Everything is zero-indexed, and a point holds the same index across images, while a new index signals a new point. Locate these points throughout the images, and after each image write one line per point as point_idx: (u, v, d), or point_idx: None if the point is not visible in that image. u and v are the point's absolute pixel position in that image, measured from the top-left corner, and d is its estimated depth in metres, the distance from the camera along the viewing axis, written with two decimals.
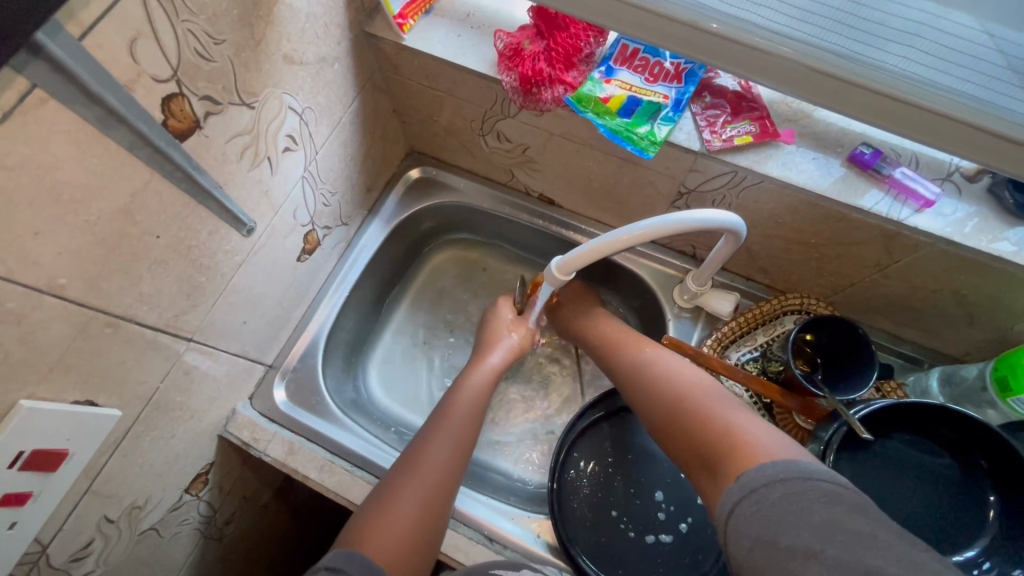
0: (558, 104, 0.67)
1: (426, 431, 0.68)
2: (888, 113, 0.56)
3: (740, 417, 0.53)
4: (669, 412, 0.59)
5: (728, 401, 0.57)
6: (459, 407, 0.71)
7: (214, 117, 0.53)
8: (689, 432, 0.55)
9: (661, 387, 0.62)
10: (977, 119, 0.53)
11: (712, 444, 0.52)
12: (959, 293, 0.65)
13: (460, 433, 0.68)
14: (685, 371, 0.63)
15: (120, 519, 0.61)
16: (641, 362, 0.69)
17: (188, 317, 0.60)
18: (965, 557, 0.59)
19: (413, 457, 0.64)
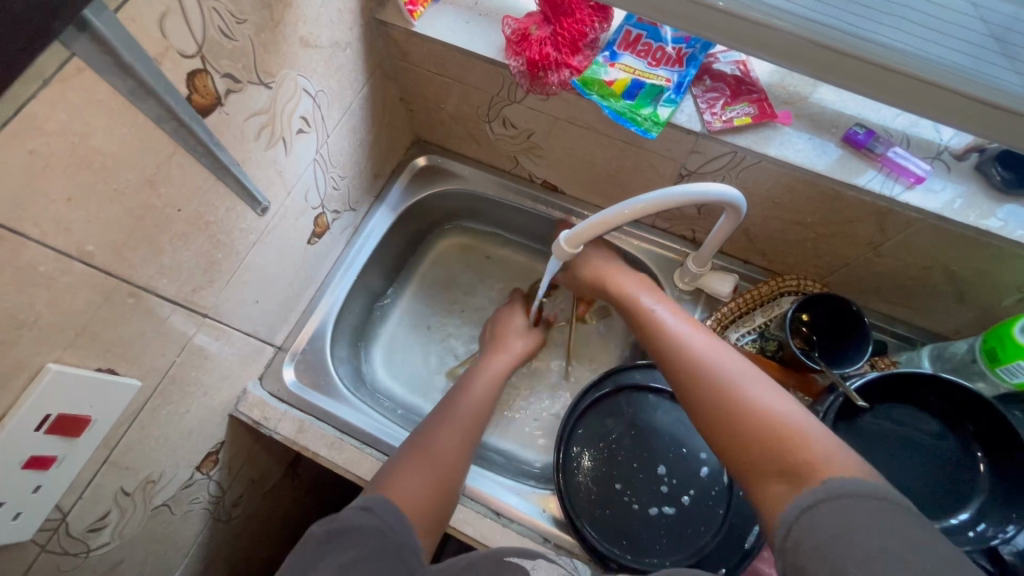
0: (564, 87, 0.69)
1: (431, 423, 0.72)
2: (880, 83, 0.56)
3: (786, 409, 0.53)
4: (700, 396, 0.58)
5: (765, 384, 0.56)
6: (461, 407, 0.75)
7: (235, 95, 0.58)
8: (730, 423, 0.54)
9: (685, 366, 0.61)
10: (963, 87, 0.53)
11: (761, 442, 0.51)
12: (949, 269, 0.68)
13: (462, 429, 0.72)
14: (711, 347, 0.62)
15: (135, 492, 0.68)
16: (660, 336, 0.66)
17: (204, 293, 0.66)
18: (959, 522, 0.61)
19: (420, 440, 0.69)
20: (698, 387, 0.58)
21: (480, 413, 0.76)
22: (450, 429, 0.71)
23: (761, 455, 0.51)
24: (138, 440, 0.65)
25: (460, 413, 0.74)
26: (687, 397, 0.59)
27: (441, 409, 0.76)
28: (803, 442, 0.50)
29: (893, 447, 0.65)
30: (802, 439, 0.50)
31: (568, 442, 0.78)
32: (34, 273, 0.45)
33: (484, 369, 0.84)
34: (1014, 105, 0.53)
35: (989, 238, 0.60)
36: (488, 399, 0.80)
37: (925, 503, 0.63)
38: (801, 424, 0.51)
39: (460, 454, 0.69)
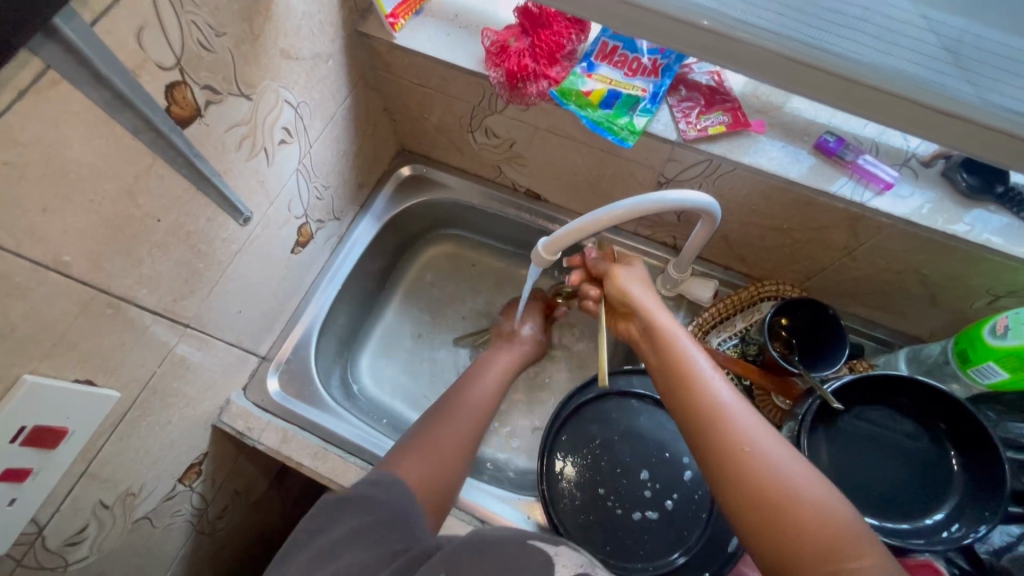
0: (543, 98, 0.70)
1: (429, 423, 0.69)
2: (843, 94, 0.58)
3: (824, 495, 0.47)
4: (727, 462, 0.50)
5: (798, 458, 0.50)
6: (465, 406, 0.73)
7: (214, 106, 0.58)
8: (761, 503, 0.48)
9: (710, 419, 0.53)
10: (920, 97, 0.55)
11: (794, 533, 0.46)
12: (921, 273, 0.69)
13: (465, 424, 0.70)
14: (740, 400, 0.54)
15: (114, 505, 0.68)
16: (682, 372, 0.58)
17: (185, 303, 0.66)
18: (934, 521, 0.62)
19: (424, 431, 0.67)
20: (724, 452, 0.51)
21: (483, 415, 0.74)
22: (453, 427, 0.69)
23: (784, 540, 0.46)
24: (117, 451, 0.65)
25: (464, 411, 0.72)
26: (710, 455, 0.52)
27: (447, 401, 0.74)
28: (832, 535, 0.45)
29: (869, 448, 0.67)
30: (829, 527, 0.45)
31: (552, 449, 0.78)
32: (9, 283, 0.45)
33: (484, 372, 0.81)
34: (955, 109, 0.55)
35: (957, 243, 0.62)
36: (494, 399, 0.77)
37: (899, 504, 0.64)
38: (840, 513, 0.46)
39: (458, 455, 0.66)
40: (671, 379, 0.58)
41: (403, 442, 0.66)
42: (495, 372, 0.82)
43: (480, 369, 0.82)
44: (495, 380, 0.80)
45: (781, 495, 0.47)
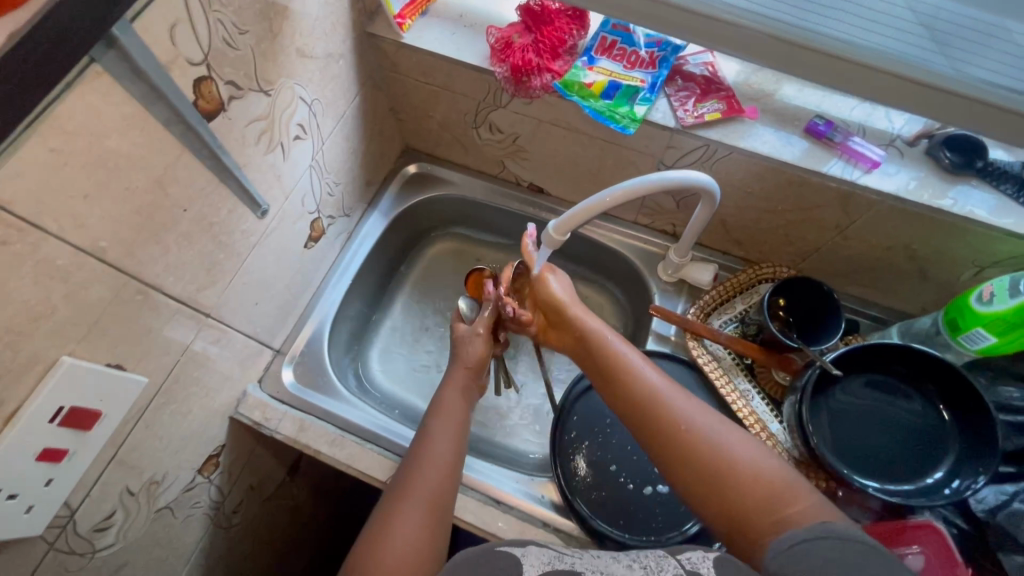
0: (546, 90, 0.74)
1: (385, 509, 0.59)
2: (831, 72, 0.62)
3: (756, 456, 0.54)
4: (673, 446, 0.56)
5: (729, 427, 0.57)
6: (418, 484, 0.61)
7: (236, 101, 0.61)
8: (709, 474, 0.54)
9: (652, 408, 0.59)
10: (902, 71, 0.59)
11: (741, 494, 0.52)
12: (910, 249, 0.73)
13: (422, 500, 0.59)
14: (670, 386, 0.61)
15: (139, 493, 0.70)
16: (619, 369, 0.64)
17: (207, 292, 0.68)
18: (935, 480, 0.65)
19: (381, 526, 0.56)
20: (668, 436, 0.57)
21: (442, 486, 0.61)
22: (410, 507, 0.58)
23: (734, 505, 0.52)
24: (143, 440, 0.67)
25: (419, 491, 0.60)
26: (657, 443, 0.58)
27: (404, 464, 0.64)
28: (771, 491, 0.52)
29: (869, 415, 0.70)
30: (765, 484, 0.52)
31: (564, 427, 0.82)
32: (52, 266, 0.47)
33: (434, 432, 0.67)
34: (929, 80, 0.59)
35: (944, 216, 0.65)
36: (456, 462, 0.65)
37: (900, 466, 0.67)
38: (771, 468, 0.53)
39: (426, 546, 0.55)
40: (611, 377, 0.64)
41: (364, 537, 0.56)
42: (448, 418, 0.69)
43: (431, 425, 0.68)
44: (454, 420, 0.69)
45: (721, 463, 0.54)
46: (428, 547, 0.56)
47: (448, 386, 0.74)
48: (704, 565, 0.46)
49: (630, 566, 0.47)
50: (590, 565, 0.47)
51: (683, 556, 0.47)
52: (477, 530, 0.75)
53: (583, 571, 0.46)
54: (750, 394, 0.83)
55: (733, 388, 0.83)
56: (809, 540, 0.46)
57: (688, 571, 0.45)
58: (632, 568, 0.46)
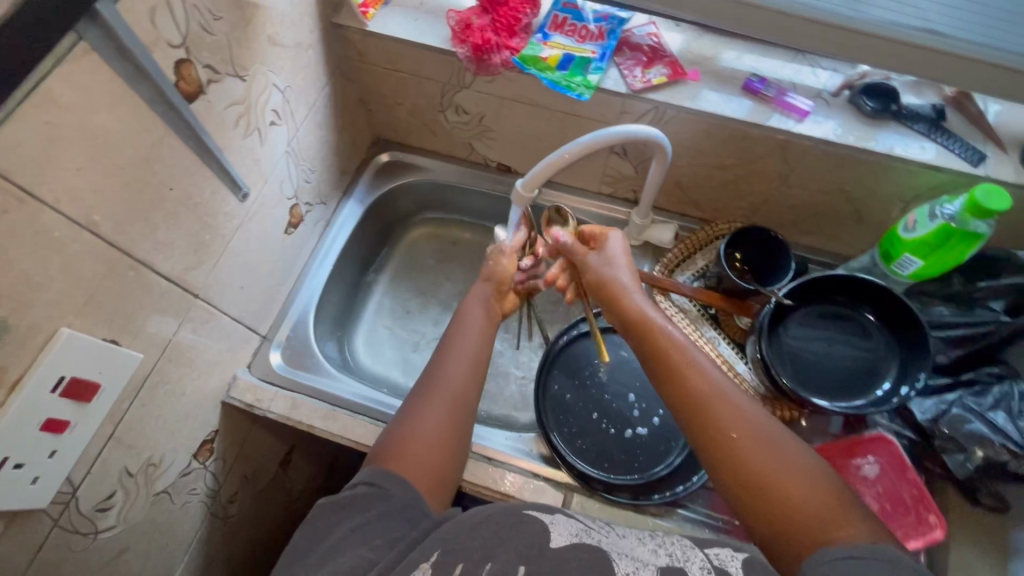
0: (506, 66, 0.79)
1: (411, 405, 0.64)
2: (756, 21, 0.71)
3: (813, 472, 0.51)
4: (720, 445, 0.54)
5: (790, 442, 0.54)
6: (442, 388, 0.65)
7: (214, 84, 0.65)
8: (752, 482, 0.51)
9: (702, 404, 0.57)
10: (817, 15, 0.68)
11: (784, 506, 0.49)
12: (845, 192, 0.80)
13: (446, 409, 0.63)
14: (732, 389, 0.58)
15: (138, 474, 0.71)
16: (670, 360, 0.61)
17: (194, 272, 0.71)
18: (884, 391, 0.73)
19: (408, 424, 0.61)
20: (715, 436, 0.55)
21: (467, 388, 0.66)
22: (436, 416, 0.62)
23: (775, 517, 0.49)
24: (140, 418, 0.68)
25: (446, 387, 0.65)
26: (702, 439, 0.55)
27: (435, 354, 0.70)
28: (821, 513, 0.48)
29: (827, 342, 0.77)
30: (814, 504, 0.48)
31: (547, 382, 0.86)
32: (48, 237, 0.50)
33: (465, 322, 0.74)
34: (842, 24, 0.68)
35: (870, 156, 0.73)
36: (474, 371, 0.68)
37: (855, 385, 0.74)
38: (823, 487, 0.50)
39: (447, 433, 0.62)
40: (663, 369, 0.61)
41: (387, 436, 0.61)
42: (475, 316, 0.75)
43: (449, 342, 0.71)
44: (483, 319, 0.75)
45: (770, 474, 0.51)
46: (447, 442, 0.61)
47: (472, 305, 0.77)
48: (732, 562, 0.47)
49: (654, 549, 0.49)
50: (615, 544, 0.49)
51: (712, 551, 0.48)
52: (472, 486, 0.79)
53: (608, 550, 0.48)
54: (716, 340, 0.89)
55: (701, 336, 0.89)
56: (844, 556, 0.44)
57: (716, 567, 0.46)
58: (658, 553, 0.48)
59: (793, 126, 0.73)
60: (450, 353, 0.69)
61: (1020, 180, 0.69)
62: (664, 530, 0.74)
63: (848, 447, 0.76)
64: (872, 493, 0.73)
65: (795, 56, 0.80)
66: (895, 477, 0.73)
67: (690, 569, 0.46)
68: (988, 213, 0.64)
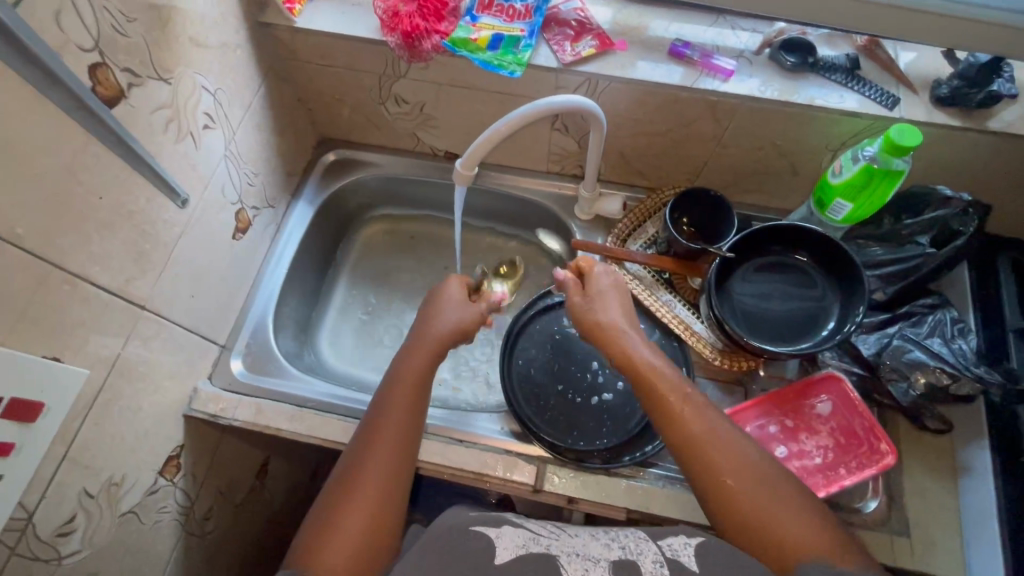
0: (438, 51, 0.80)
1: (350, 473, 0.61)
2: None
3: (795, 504, 0.55)
4: (715, 484, 0.57)
5: (772, 475, 0.57)
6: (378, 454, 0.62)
7: (136, 88, 0.64)
8: (746, 520, 0.54)
9: (696, 441, 0.59)
10: None
11: (776, 541, 0.53)
12: (777, 146, 0.83)
13: (377, 479, 0.60)
14: (721, 428, 0.60)
15: (99, 495, 0.69)
16: (663, 398, 0.62)
17: (138, 283, 0.69)
18: (829, 330, 0.76)
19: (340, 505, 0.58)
20: (710, 469, 0.58)
21: (406, 444, 0.64)
22: (363, 488, 0.59)
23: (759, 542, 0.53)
24: (95, 437, 0.67)
25: (387, 451, 0.63)
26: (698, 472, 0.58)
27: (375, 409, 0.67)
28: (801, 540, 0.52)
29: (771, 293, 0.80)
30: (794, 529, 0.53)
31: (511, 358, 0.87)
32: None
33: (404, 365, 0.71)
34: None
35: (794, 109, 0.76)
36: (411, 427, 0.66)
37: (802, 329, 0.77)
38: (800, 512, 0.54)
39: (380, 505, 0.59)
40: (658, 408, 0.62)
41: (316, 520, 0.58)
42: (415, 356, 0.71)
43: (390, 399, 0.67)
44: (423, 356, 0.71)
45: (761, 511, 0.54)
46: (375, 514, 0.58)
47: (411, 352, 0.72)
48: (684, 552, 0.49)
49: (608, 543, 0.52)
50: (565, 545, 0.51)
51: (665, 542, 0.51)
52: (445, 468, 0.80)
53: (558, 554, 0.50)
54: (672, 303, 0.90)
55: (657, 300, 0.90)
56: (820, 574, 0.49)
57: (669, 559, 0.49)
58: (613, 549, 0.51)
59: (719, 85, 0.75)
60: (380, 415, 0.66)
61: (931, 119, 0.73)
62: (637, 490, 0.77)
63: (802, 389, 0.78)
64: (827, 429, 0.76)
65: (716, 20, 0.83)
66: (846, 413, 0.76)
67: (644, 563, 0.48)
68: (903, 150, 0.67)
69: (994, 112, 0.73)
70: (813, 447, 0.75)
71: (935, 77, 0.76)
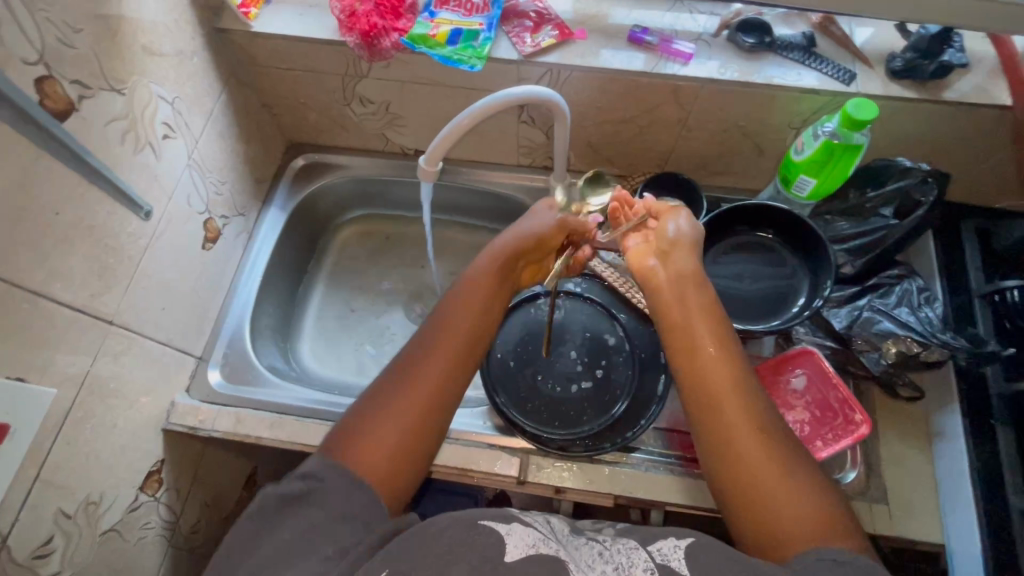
0: (397, 49, 0.79)
1: (399, 377, 0.58)
2: None
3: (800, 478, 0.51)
4: (728, 443, 0.53)
5: (785, 444, 0.53)
6: (429, 364, 0.58)
7: (87, 100, 0.63)
8: (753, 480, 0.51)
9: (723, 397, 0.55)
10: None
11: (779, 509, 0.50)
12: (741, 126, 0.84)
13: (427, 391, 0.57)
14: (747, 382, 0.56)
15: (77, 515, 0.68)
16: (698, 348, 0.58)
17: (104, 298, 0.68)
18: (801, 305, 0.77)
19: (376, 407, 0.56)
20: (732, 429, 0.54)
21: (462, 360, 0.60)
22: (404, 406, 0.56)
23: (768, 508, 0.50)
24: (67, 457, 0.66)
25: (438, 364, 0.59)
26: (719, 428, 0.54)
27: (439, 313, 0.64)
28: (814, 514, 0.49)
29: (744, 273, 0.81)
30: (811, 506, 0.50)
31: (490, 351, 0.87)
32: None
33: (478, 269, 0.67)
34: None
35: (754, 88, 0.77)
36: (471, 338, 0.62)
37: (776, 305, 0.78)
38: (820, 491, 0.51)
39: (423, 418, 0.56)
40: (692, 354, 0.58)
41: (352, 416, 0.57)
42: (490, 260, 0.67)
43: (457, 301, 0.64)
44: (493, 261, 0.67)
45: (773, 478, 0.51)
46: (410, 441, 0.55)
47: (488, 255, 0.68)
48: (675, 556, 0.48)
49: (603, 570, 0.47)
50: (573, 554, 0.49)
51: (655, 548, 0.49)
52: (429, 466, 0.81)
53: (569, 559, 0.48)
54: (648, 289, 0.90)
55: (632, 287, 0.90)
56: (830, 554, 0.46)
57: (659, 566, 0.47)
58: (604, 567, 0.48)
59: (680, 69, 0.76)
60: (448, 318, 0.62)
61: (887, 92, 0.74)
62: (620, 475, 0.79)
63: (777, 365, 0.79)
64: (802, 404, 0.77)
65: (673, 4, 0.83)
66: (821, 385, 0.77)
67: None
68: (860, 124, 0.68)
69: (948, 82, 0.74)
70: (790, 422, 0.76)
71: (890, 51, 0.76)
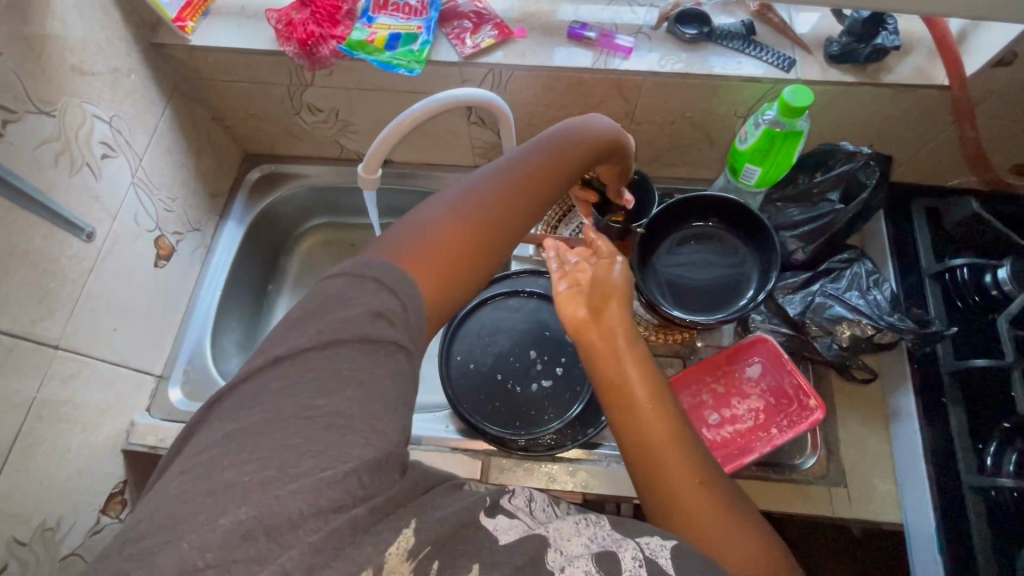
0: (337, 56, 0.79)
1: (472, 208, 0.51)
2: None
3: (761, 552, 0.44)
4: (664, 498, 0.46)
5: (739, 511, 0.46)
6: (503, 211, 0.52)
7: (13, 124, 0.62)
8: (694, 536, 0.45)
9: (654, 446, 0.48)
10: None
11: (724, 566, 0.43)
12: (688, 118, 0.84)
13: (491, 233, 0.51)
14: (680, 425, 0.49)
15: (32, 541, 0.67)
16: (627, 393, 0.50)
17: (47, 323, 0.68)
18: (750, 297, 0.77)
19: (446, 222, 0.50)
20: (666, 482, 0.47)
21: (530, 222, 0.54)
22: (467, 236, 0.50)
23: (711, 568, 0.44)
24: (17, 484, 0.65)
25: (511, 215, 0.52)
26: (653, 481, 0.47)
27: (528, 161, 0.55)
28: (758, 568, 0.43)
29: (696, 264, 0.81)
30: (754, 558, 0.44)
31: (449, 355, 0.87)
32: None
33: (578, 132, 0.59)
34: None
35: (696, 79, 0.76)
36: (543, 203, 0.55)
37: (726, 296, 0.78)
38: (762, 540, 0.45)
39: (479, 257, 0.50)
40: (622, 400, 0.50)
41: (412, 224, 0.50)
42: (589, 134, 0.59)
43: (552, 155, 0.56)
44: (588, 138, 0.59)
45: (714, 533, 0.44)
46: (456, 277, 0.49)
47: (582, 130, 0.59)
48: (663, 552, 0.41)
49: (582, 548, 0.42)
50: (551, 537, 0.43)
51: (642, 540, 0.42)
52: None
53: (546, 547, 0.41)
54: None
55: None
56: None
57: (647, 560, 0.41)
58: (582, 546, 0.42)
59: (621, 65, 0.75)
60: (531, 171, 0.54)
61: (826, 77, 0.74)
62: (581, 471, 0.79)
63: (732, 355, 0.79)
64: (758, 392, 0.78)
65: None
66: (777, 373, 0.77)
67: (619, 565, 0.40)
68: (797, 111, 0.68)
69: (887, 65, 0.74)
70: (745, 411, 0.76)
71: (828, 36, 0.77)
